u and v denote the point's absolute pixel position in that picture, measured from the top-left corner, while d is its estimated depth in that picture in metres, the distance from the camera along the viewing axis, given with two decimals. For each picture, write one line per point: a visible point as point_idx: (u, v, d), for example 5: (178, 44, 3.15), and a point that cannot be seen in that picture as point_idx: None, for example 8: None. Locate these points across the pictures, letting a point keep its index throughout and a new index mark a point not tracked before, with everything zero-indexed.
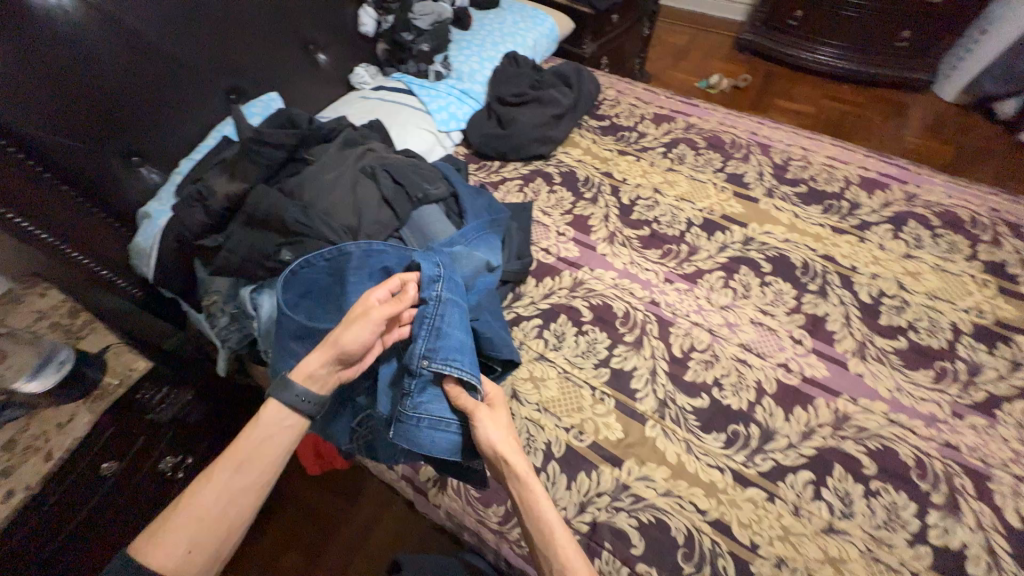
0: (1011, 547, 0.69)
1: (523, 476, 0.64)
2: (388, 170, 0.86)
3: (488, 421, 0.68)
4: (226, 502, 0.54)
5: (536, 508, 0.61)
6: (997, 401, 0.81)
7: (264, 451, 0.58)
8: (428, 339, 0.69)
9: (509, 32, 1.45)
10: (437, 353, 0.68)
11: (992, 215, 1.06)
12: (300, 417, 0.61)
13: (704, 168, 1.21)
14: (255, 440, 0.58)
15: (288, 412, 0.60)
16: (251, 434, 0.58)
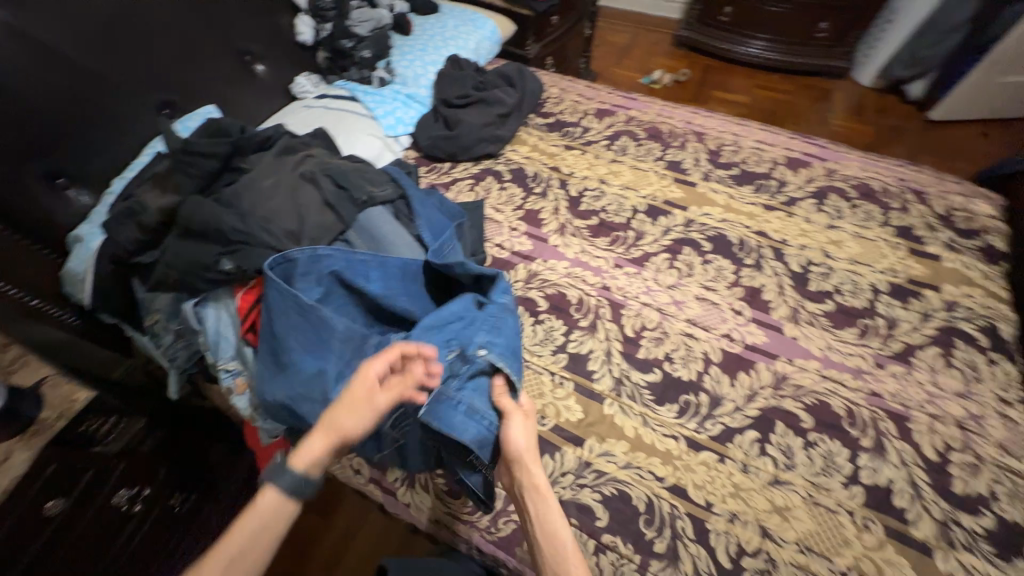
0: (930, 477, 0.76)
1: (541, 490, 0.69)
2: (330, 176, 0.86)
3: (518, 426, 0.72)
4: None
5: (551, 523, 0.67)
6: (912, 350, 0.90)
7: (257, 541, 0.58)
8: (486, 336, 0.76)
9: (450, 36, 1.47)
10: (494, 351, 0.75)
11: (900, 184, 1.17)
12: (296, 502, 0.61)
13: (646, 158, 1.27)
14: (249, 529, 0.58)
15: (284, 497, 0.60)
16: (245, 522, 0.58)
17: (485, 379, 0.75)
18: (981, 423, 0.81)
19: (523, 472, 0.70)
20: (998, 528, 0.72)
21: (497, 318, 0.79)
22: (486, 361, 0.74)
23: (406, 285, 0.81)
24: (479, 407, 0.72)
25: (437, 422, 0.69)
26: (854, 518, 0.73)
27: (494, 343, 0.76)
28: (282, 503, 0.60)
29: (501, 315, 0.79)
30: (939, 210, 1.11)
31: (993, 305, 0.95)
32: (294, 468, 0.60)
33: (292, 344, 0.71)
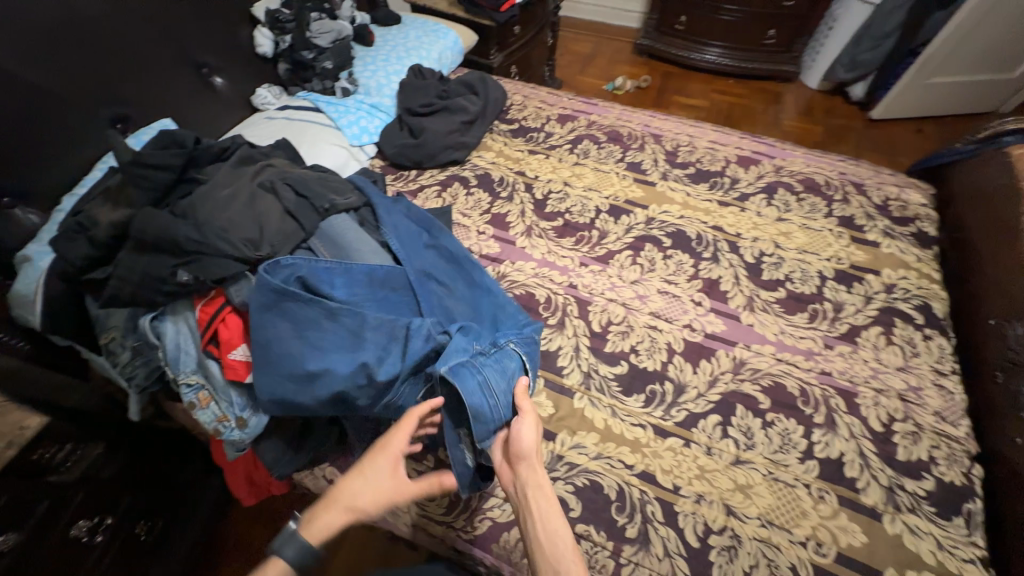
0: (876, 448, 0.82)
1: (545, 492, 0.65)
2: (290, 185, 0.86)
3: (527, 424, 0.70)
4: None
5: (547, 522, 0.63)
6: (857, 330, 0.97)
7: None
8: (513, 336, 0.83)
9: (412, 46, 1.49)
10: (519, 347, 0.82)
11: (842, 178, 1.25)
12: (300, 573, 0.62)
13: (607, 160, 1.32)
14: None
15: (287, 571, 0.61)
16: None
17: (509, 361, 0.79)
18: (919, 394, 0.88)
19: (527, 472, 0.67)
20: (937, 490, 0.78)
21: (520, 325, 0.86)
22: (513, 351, 0.80)
23: (372, 291, 0.81)
24: (494, 385, 0.74)
25: (456, 381, 0.71)
26: (811, 490, 0.78)
27: (522, 343, 0.83)
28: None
29: (525, 322, 0.87)
30: (877, 201, 1.19)
31: (927, 286, 1.03)
32: (305, 539, 0.61)
33: (327, 347, 0.72)
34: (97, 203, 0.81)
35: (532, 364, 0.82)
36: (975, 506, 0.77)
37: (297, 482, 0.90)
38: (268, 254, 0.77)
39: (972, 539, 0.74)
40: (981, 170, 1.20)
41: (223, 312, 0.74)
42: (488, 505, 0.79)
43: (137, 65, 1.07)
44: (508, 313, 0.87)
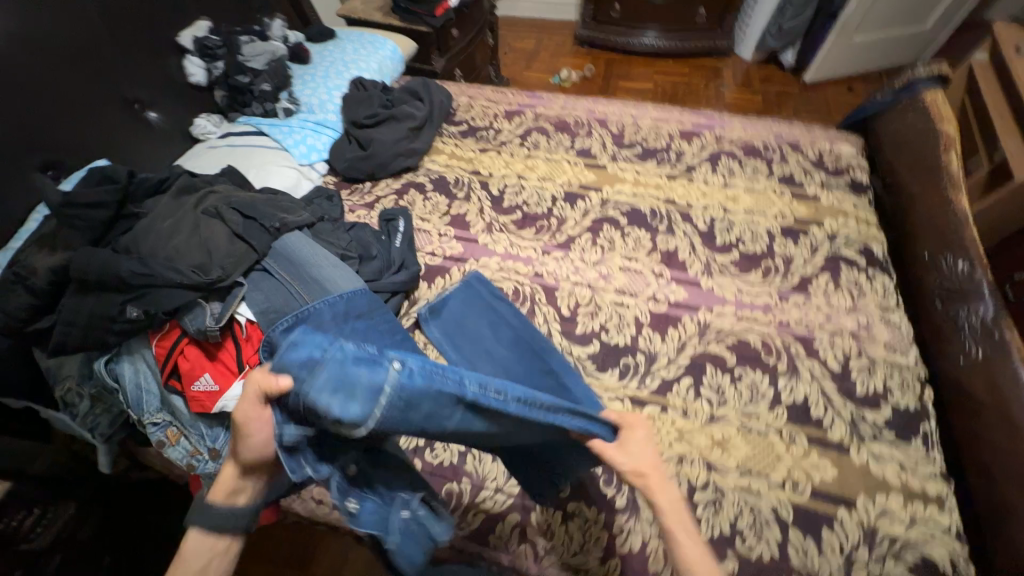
0: (837, 386, 0.87)
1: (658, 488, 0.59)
2: (234, 207, 0.85)
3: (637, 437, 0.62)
4: None
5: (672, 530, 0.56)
6: (807, 280, 1.02)
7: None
8: (485, 424, 0.57)
9: (351, 59, 1.48)
10: (454, 412, 0.54)
11: (778, 140, 1.31)
12: (226, 537, 0.60)
13: (557, 149, 1.35)
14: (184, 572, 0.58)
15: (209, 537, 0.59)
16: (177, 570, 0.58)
17: (365, 373, 0.48)
18: (869, 330, 0.94)
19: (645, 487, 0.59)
20: (895, 416, 0.84)
21: (568, 412, 0.59)
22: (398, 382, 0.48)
23: (340, 327, 0.78)
24: (316, 374, 0.48)
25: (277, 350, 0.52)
26: (782, 435, 0.82)
27: (485, 400, 0.53)
28: (214, 541, 0.59)
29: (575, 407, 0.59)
30: (812, 156, 1.26)
31: (866, 230, 1.10)
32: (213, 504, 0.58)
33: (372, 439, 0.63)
34: (30, 252, 0.78)
35: (431, 407, 0.51)
36: (930, 426, 0.83)
37: (282, 508, 0.89)
38: (218, 277, 0.76)
39: (930, 457, 0.80)
40: (902, 117, 1.29)
41: (179, 345, 0.73)
42: (480, 499, 0.80)
43: (61, 105, 1.02)
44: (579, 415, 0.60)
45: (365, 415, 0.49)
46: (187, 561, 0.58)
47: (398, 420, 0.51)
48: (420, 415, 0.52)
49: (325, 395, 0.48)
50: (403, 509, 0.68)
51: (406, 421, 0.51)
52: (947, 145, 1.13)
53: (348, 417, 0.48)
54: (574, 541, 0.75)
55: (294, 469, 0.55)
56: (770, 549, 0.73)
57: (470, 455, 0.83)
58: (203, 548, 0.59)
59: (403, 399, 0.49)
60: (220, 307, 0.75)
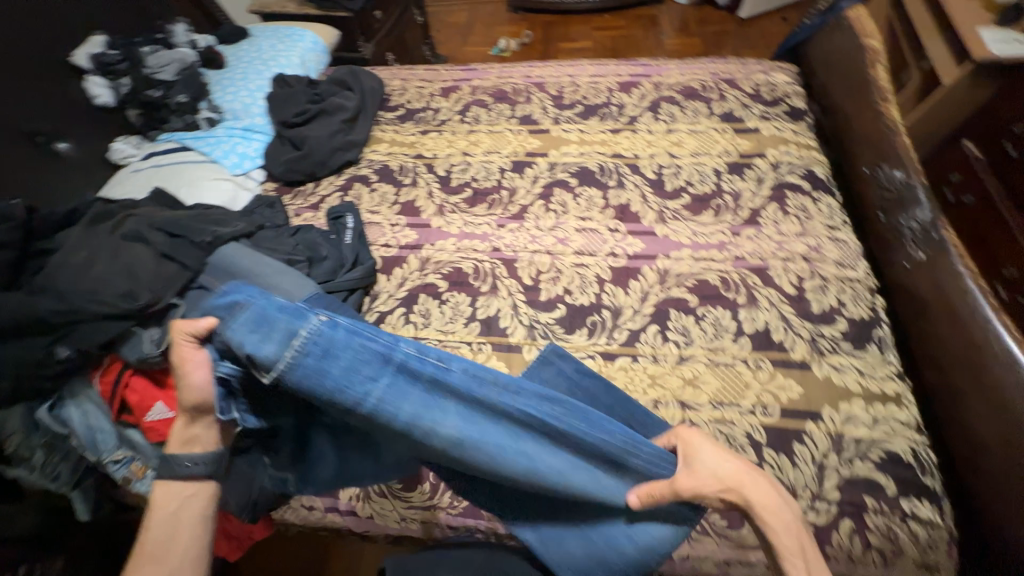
0: (794, 308, 0.90)
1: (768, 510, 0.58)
2: (157, 228, 0.82)
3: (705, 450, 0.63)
4: (170, 536, 0.60)
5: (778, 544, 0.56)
6: (757, 212, 1.04)
7: (175, 526, 0.62)
8: (422, 400, 0.57)
9: (270, 56, 1.40)
10: (381, 376, 0.56)
11: (715, 78, 1.31)
12: (196, 483, 0.63)
13: (499, 120, 1.32)
14: (161, 521, 0.61)
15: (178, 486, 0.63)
16: (154, 519, 0.61)
17: (286, 319, 0.54)
18: (820, 251, 0.97)
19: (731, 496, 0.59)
20: (850, 328, 0.87)
21: (535, 398, 0.61)
22: (316, 326, 0.54)
23: None
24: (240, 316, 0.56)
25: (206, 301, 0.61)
26: (748, 363, 0.85)
27: (422, 364, 0.57)
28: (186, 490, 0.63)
29: (543, 392, 0.62)
30: (749, 90, 1.27)
31: (807, 155, 1.12)
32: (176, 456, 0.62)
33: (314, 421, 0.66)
34: None
35: (351, 359, 0.55)
36: (882, 330, 0.87)
37: (272, 521, 0.89)
38: (150, 302, 0.74)
39: (886, 358, 0.84)
40: (830, 38, 1.30)
41: (122, 379, 0.71)
42: None
43: None
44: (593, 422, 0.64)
45: (279, 356, 0.54)
46: (158, 508, 0.62)
47: (311, 366, 0.54)
48: (339, 370, 0.55)
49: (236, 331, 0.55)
50: (264, 456, 0.74)
51: (322, 373, 0.54)
52: (872, 60, 1.16)
53: (262, 356, 0.54)
54: None
55: (223, 411, 0.61)
56: None
57: None
58: (175, 492, 0.62)
59: (319, 344, 0.53)
60: (158, 332, 0.74)
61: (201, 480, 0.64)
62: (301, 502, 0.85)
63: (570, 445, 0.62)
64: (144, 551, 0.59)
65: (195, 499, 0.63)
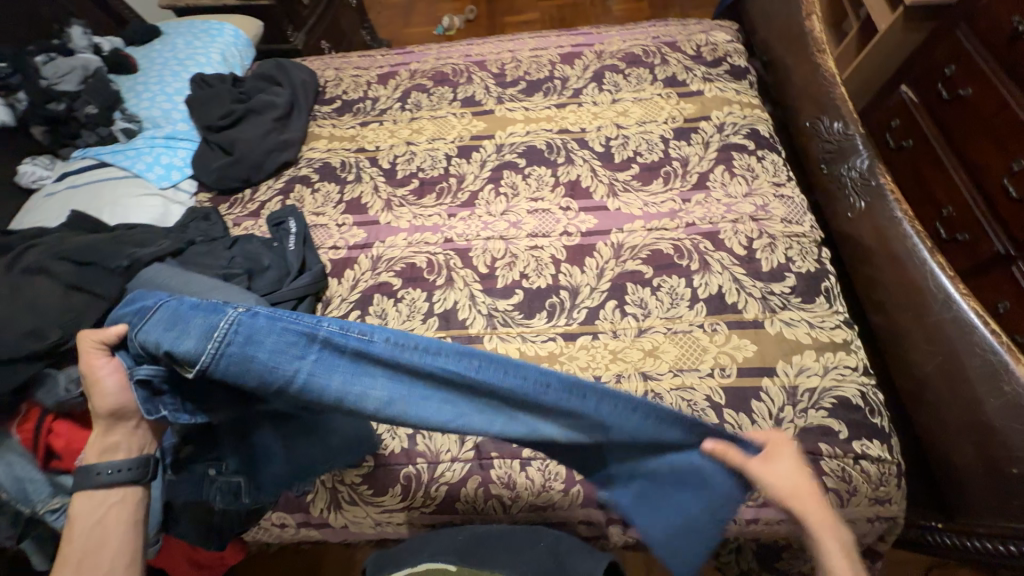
0: (745, 270, 0.91)
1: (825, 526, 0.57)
2: (61, 257, 0.80)
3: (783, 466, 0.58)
4: (96, 544, 0.61)
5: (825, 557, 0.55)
6: (705, 176, 1.04)
7: (101, 532, 0.62)
8: (351, 371, 0.57)
9: (186, 55, 1.29)
10: (309, 353, 0.57)
11: (656, 42, 1.29)
12: (122, 489, 0.64)
13: (440, 104, 1.27)
14: (84, 529, 0.62)
15: (101, 494, 0.63)
16: (75, 528, 0.61)
17: (196, 315, 0.57)
18: (767, 210, 0.98)
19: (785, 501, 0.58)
20: (799, 282, 0.89)
21: (458, 355, 0.57)
22: (232, 316, 0.55)
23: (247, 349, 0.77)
24: (153, 320, 0.58)
25: (126, 311, 0.63)
26: (704, 328, 0.86)
27: (346, 338, 0.57)
28: (117, 497, 0.64)
29: (463, 348, 0.57)
30: (690, 52, 1.25)
31: (750, 114, 1.12)
32: (98, 466, 0.62)
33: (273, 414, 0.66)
34: None
35: (273, 343, 0.56)
36: (830, 282, 0.89)
37: (244, 541, 0.87)
38: (58, 338, 0.73)
39: (833, 308, 0.86)
40: None
41: (45, 424, 0.70)
42: (439, 474, 0.80)
43: None
44: (572, 387, 0.57)
45: (199, 351, 0.55)
46: (80, 516, 0.62)
47: (233, 353, 0.56)
48: (264, 352, 0.56)
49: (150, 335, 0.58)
50: (207, 471, 0.72)
51: (247, 359, 0.55)
52: (808, 11, 1.15)
53: (183, 350, 0.56)
54: (535, 482, 0.78)
55: (150, 410, 0.60)
56: None
57: (419, 435, 0.82)
58: (96, 503, 0.63)
59: (236, 333, 0.55)
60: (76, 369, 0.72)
61: (127, 487, 0.64)
62: (273, 520, 0.83)
63: (549, 412, 0.58)
64: (69, 558, 0.60)
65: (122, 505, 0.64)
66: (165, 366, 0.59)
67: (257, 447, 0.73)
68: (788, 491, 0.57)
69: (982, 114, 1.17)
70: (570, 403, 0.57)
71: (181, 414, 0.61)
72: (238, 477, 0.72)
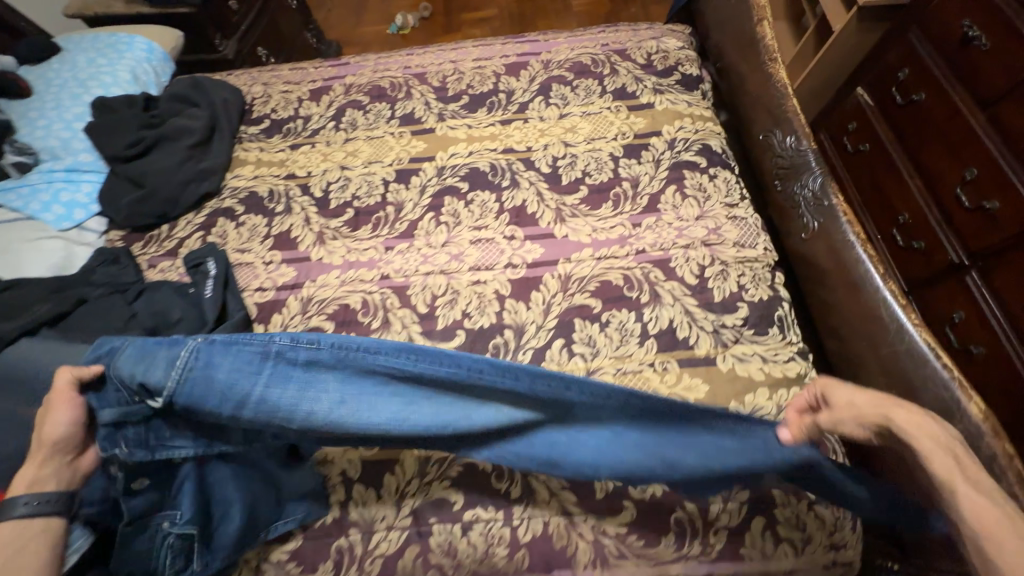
0: (697, 300, 0.87)
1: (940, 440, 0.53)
2: None
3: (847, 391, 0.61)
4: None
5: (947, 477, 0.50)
6: (656, 198, 0.99)
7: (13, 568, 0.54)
8: (302, 380, 0.60)
9: (89, 75, 1.16)
10: (264, 369, 0.60)
11: (605, 50, 1.22)
12: (47, 519, 0.58)
13: (378, 123, 1.17)
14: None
15: (23, 524, 0.56)
16: None
17: (164, 348, 0.60)
18: (719, 233, 0.93)
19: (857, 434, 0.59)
20: (751, 313, 0.85)
21: (396, 352, 0.62)
22: (193, 344, 0.59)
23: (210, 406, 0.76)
24: (122, 357, 0.60)
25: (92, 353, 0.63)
26: (655, 367, 0.82)
27: (296, 351, 0.61)
28: (37, 527, 0.57)
29: (400, 345, 0.62)
30: (641, 60, 1.19)
31: (702, 127, 1.07)
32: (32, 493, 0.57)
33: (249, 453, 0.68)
34: None
35: (232, 364, 0.59)
36: (783, 310, 0.86)
37: None
38: None
39: (786, 339, 0.83)
40: None
41: None
42: (374, 545, 0.73)
43: None
44: (504, 370, 0.62)
45: (165, 380, 0.58)
46: None
47: (196, 378, 0.58)
48: (224, 373, 0.59)
49: (124, 366, 0.59)
50: (162, 522, 0.66)
51: (207, 385, 0.58)
52: (760, 16, 1.09)
53: (151, 381, 0.58)
54: (478, 549, 0.72)
55: (105, 447, 0.61)
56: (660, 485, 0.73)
57: (352, 502, 0.75)
58: (8, 539, 0.55)
59: (197, 359, 0.58)
60: None
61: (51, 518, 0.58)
62: None
63: (490, 392, 0.63)
64: None
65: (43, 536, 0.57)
66: (129, 402, 0.60)
67: (212, 490, 0.70)
68: (868, 414, 0.57)
69: (934, 122, 1.15)
70: (505, 384, 0.62)
71: (138, 449, 0.61)
72: (193, 526, 0.66)
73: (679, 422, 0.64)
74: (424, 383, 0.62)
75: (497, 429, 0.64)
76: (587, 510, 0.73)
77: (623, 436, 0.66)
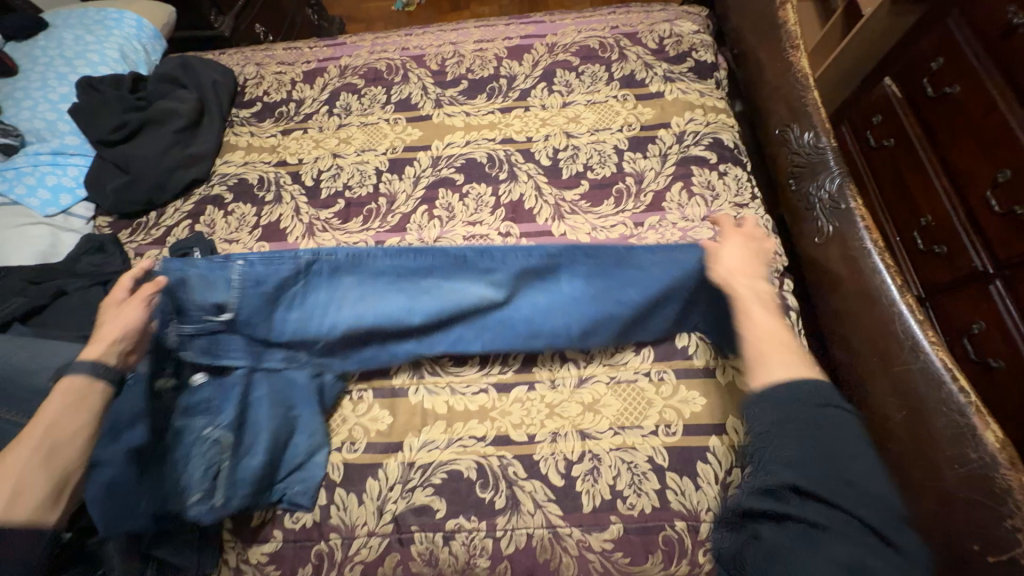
0: None
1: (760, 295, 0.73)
2: None
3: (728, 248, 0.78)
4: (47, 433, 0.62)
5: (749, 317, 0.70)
6: (661, 196, 0.93)
7: (64, 422, 0.64)
8: (330, 284, 0.82)
9: (76, 53, 1.13)
10: (299, 278, 0.81)
11: (614, 33, 1.14)
12: (100, 386, 0.68)
13: (372, 108, 1.12)
14: (50, 415, 0.64)
15: (88, 384, 0.67)
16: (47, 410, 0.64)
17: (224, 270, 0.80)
18: None
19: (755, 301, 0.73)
20: None
21: (406, 257, 0.82)
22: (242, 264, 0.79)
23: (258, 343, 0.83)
24: (195, 279, 0.79)
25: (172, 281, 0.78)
26: (651, 377, 0.78)
27: (321, 264, 0.81)
28: (84, 394, 0.66)
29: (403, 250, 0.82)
30: (652, 45, 1.11)
31: (714, 120, 1.00)
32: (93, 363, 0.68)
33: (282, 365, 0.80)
34: None
35: (275, 276, 0.80)
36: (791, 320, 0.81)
37: None
38: None
39: None
40: None
41: None
42: (353, 551, 0.72)
43: None
44: (483, 253, 0.82)
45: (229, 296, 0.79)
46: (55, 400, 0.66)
47: (251, 290, 0.79)
48: (270, 282, 0.79)
49: (199, 283, 0.79)
50: (205, 428, 0.74)
51: (260, 292, 0.79)
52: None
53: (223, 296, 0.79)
54: (459, 559, 0.70)
55: (182, 345, 0.78)
56: (650, 501, 0.70)
57: (333, 506, 0.74)
58: (72, 392, 0.66)
59: (249, 276, 0.79)
60: None
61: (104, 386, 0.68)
62: None
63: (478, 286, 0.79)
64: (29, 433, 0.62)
65: (86, 401, 0.66)
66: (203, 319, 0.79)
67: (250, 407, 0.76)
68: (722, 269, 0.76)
69: (967, 117, 1.07)
70: (484, 266, 0.80)
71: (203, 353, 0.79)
72: (228, 432, 0.73)
73: (615, 268, 0.79)
74: (427, 283, 0.81)
75: (481, 311, 0.79)
76: (572, 524, 0.70)
77: (585, 291, 0.79)
